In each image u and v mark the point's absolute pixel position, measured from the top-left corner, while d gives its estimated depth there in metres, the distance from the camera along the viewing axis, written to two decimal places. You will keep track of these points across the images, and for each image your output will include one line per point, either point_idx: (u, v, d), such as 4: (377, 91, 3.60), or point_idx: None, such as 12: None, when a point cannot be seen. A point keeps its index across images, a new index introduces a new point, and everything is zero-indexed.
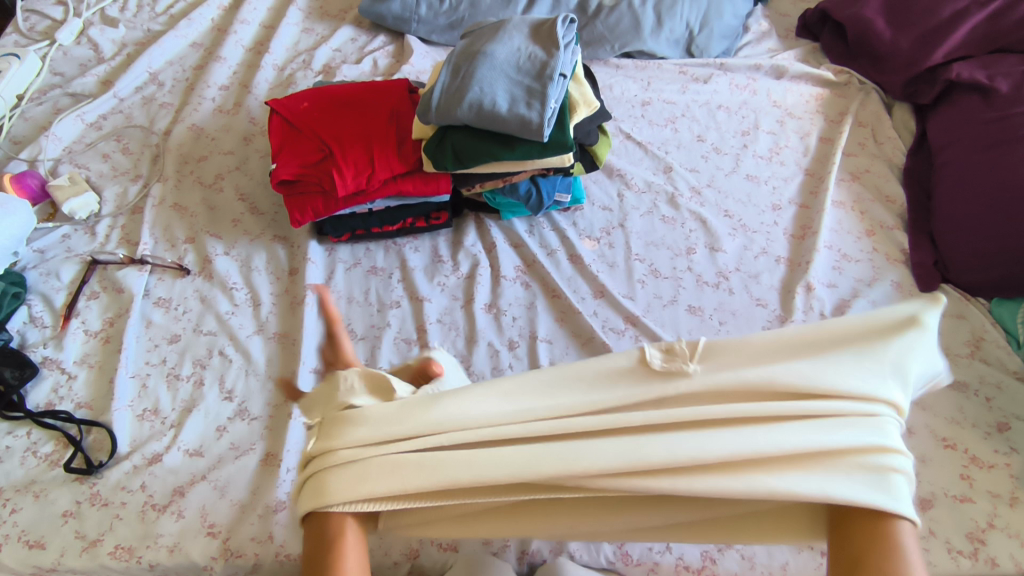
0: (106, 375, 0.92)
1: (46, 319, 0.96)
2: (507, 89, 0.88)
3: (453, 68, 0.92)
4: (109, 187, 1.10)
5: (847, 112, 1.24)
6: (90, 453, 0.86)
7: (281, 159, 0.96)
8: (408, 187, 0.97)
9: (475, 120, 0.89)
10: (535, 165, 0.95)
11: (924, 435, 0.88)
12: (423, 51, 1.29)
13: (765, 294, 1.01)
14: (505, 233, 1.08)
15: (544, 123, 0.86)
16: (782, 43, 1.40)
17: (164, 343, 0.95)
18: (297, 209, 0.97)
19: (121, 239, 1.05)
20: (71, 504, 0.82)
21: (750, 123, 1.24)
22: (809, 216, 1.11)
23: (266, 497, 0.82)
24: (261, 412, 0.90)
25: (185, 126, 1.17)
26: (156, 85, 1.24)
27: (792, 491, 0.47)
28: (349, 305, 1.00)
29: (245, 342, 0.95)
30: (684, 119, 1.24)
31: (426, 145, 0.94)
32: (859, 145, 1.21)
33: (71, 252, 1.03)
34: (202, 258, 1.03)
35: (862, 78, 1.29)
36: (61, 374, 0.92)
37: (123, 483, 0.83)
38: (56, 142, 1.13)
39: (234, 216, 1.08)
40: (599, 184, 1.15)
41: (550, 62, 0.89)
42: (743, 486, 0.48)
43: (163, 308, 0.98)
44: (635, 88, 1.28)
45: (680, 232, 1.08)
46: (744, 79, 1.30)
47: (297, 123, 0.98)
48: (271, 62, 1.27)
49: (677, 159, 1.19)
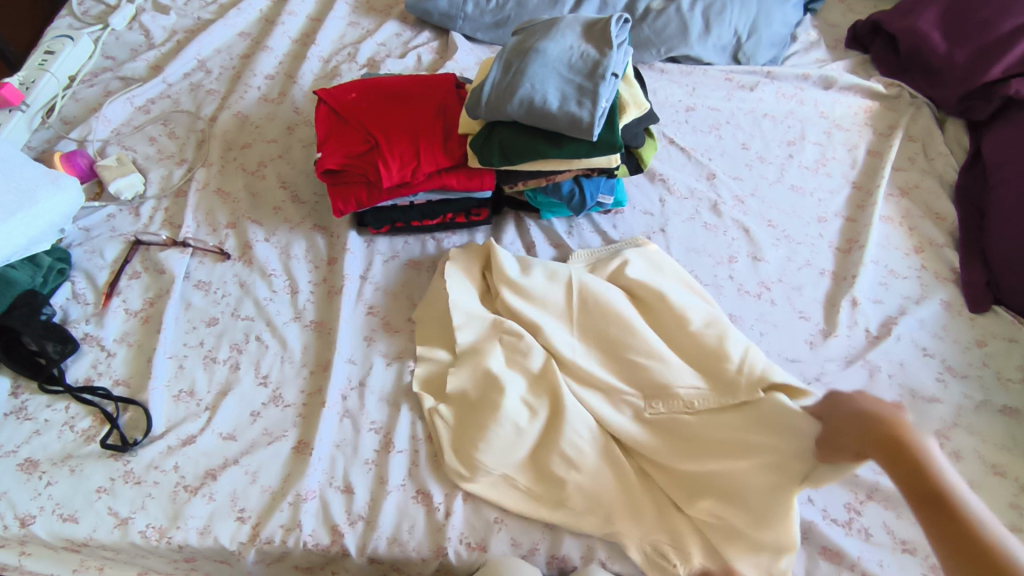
0: (144, 354, 0.92)
1: (88, 296, 0.97)
2: (558, 86, 0.87)
3: (504, 65, 0.91)
4: (154, 169, 1.11)
5: (897, 126, 1.21)
6: (126, 431, 0.86)
7: (327, 148, 0.96)
8: (452, 182, 0.96)
9: (526, 116, 0.88)
10: (581, 164, 0.94)
11: (973, 461, 0.85)
12: (468, 48, 1.29)
13: (808, 307, 1.00)
14: (545, 233, 1.07)
15: (594, 122, 0.85)
16: (831, 54, 1.37)
17: (202, 325, 0.95)
18: (340, 199, 0.97)
19: (164, 221, 1.06)
20: (106, 480, 0.82)
21: (796, 133, 1.22)
22: (856, 230, 1.09)
23: (298, 485, 0.82)
24: (295, 399, 0.90)
25: (231, 113, 1.18)
26: (204, 72, 1.25)
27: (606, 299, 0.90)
28: (385, 297, 0.99)
29: (282, 329, 0.95)
30: (729, 126, 1.22)
31: (472, 140, 0.93)
32: (908, 159, 1.18)
33: (115, 231, 1.04)
34: (243, 243, 1.03)
35: (913, 91, 1.25)
36: (101, 351, 0.92)
37: (156, 463, 0.84)
38: (106, 124, 1.15)
39: (276, 203, 1.08)
40: (640, 188, 1.13)
41: (602, 61, 0.88)
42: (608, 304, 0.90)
43: (202, 290, 0.98)
44: (680, 93, 1.26)
45: (722, 240, 1.07)
46: (791, 87, 1.27)
47: (344, 114, 0.98)
48: (317, 54, 1.27)
49: (720, 166, 1.17)
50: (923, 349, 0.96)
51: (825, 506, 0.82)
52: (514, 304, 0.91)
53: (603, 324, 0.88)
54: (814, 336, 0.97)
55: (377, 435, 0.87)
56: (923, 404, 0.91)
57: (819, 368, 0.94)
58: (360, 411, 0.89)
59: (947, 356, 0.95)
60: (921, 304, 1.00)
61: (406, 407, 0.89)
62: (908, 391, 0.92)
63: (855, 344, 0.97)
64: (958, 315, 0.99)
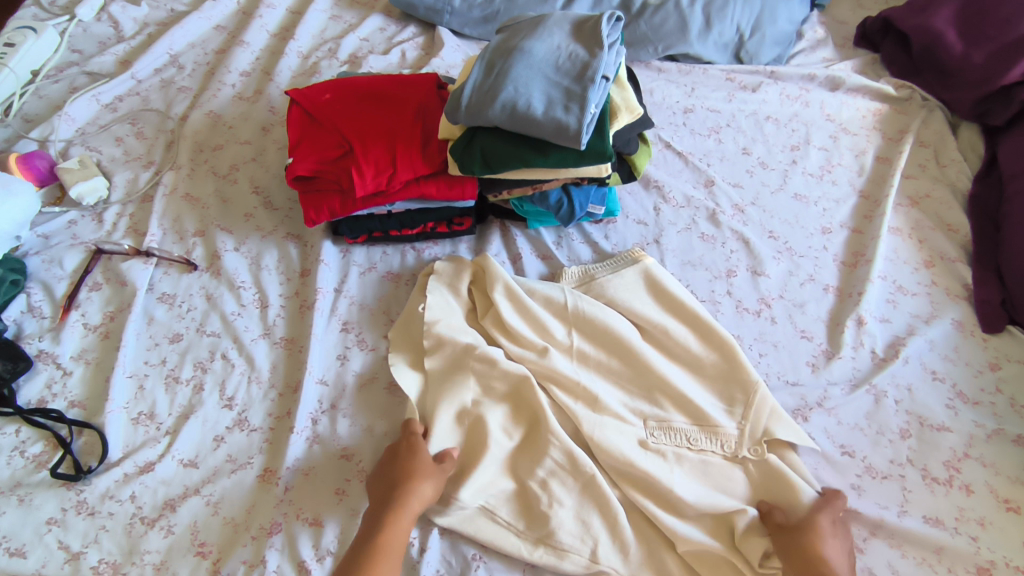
0: (103, 374, 0.87)
1: (45, 309, 0.92)
2: (544, 89, 0.81)
3: (487, 65, 0.85)
4: (119, 173, 1.05)
5: (907, 131, 1.15)
6: (80, 457, 0.81)
7: (298, 153, 0.90)
8: (432, 190, 0.90)
9: (508, 122, 0.81)
10: (569, 173, 0.87)
11: (984, 496, 0.80)
12: (455, 44, 1.22)
13: (810, 326, 0.94)
14: (532, 243, 1.01)
15: (582, 129, 0.78)
16: (838, 53, 1.30)
17: (165, 342, 0.90)
18: (312, 207, 0.91)
19: (128, 228, 1.00)
20: (56, 511, 0.77)
21: (801, 137, 1.15)
22: (862, 242, 1.03)
23: (262, 517, 0.77)
24: (261, 423, 0.84)
25: (203, 112, 1.12)
26: (176, 68, 1.19)
27: (606, 323, 0.85)
28: (360, 312, 0.94)
29: (250, 346, 0.89)
30: (729, 129, 1.16)
31: (452, 146, 0.87)
32: (918, 166, 1.12)
33: (76, 239, 0.98)
34: (211, 253, 0.97)
35: (925, 93, 1.19)
36: (56, 369, 0.87)
37: (112, 492, 0.78)
38: (69, 123, 1.09)
39: (247, 209, 1.02)
40: (634, 195, 1.07)
41: (592, 62, 0.81)
42: (608, 330, 0.85)
43: (167, 304, 0.93)
44: (678, 94, 1.20)
45: (720, 252, 1.01)
46: (796, 89, 1.21)
47: (317, 116, 0.92)
48: (296, 49, 1.21)
49: (719, 172, 1.11)
50: (932, 372, 0.90)
51: None
52: (508, 320, 0.86)
53: (604, 350, 0.85)
54: (816, 357, 0.91)
55: (348, 463, 0.81)
56: (932, 433, 0.85)
57: (821, 392, 0.88)
58: (331, 436, 0.83)
59: (957, 381, 0.89)
60: (931, 323, 0.94)
61: (380, 432, 0.83)
62: (915, 419, 0.86)
63: (859, 366, 0.91)
64: (970, 336, 0.93)
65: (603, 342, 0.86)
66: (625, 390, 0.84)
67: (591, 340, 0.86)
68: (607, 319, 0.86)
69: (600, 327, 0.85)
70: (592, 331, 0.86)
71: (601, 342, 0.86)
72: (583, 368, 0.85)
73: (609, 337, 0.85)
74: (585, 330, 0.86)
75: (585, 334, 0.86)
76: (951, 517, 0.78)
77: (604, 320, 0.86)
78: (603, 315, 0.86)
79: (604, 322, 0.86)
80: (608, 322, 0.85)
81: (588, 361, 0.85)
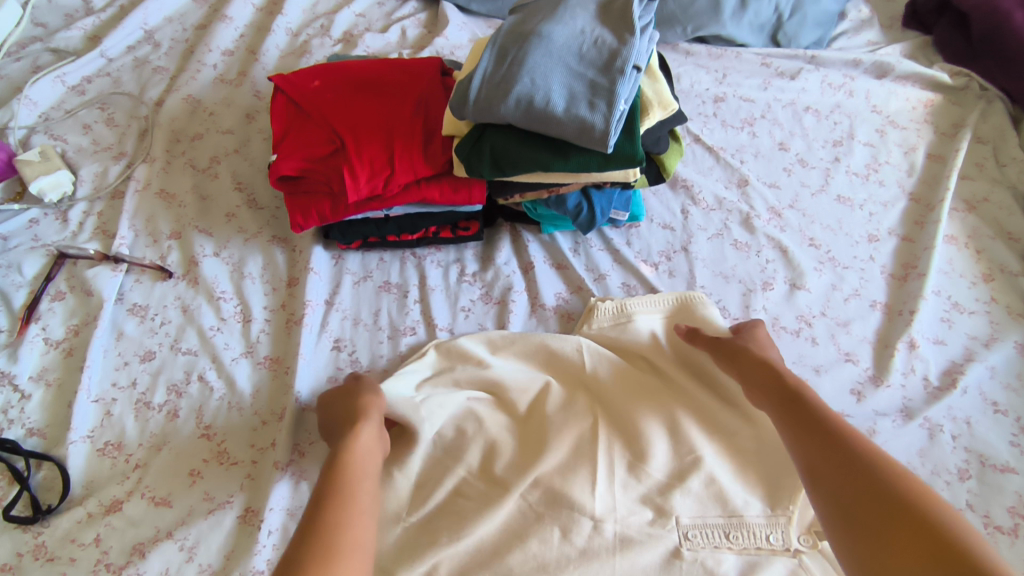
0: (65, 397, 0.77)
1: (1, 322, 0.82)
2: (565, 82, 0.69)
3: (498, 51, 0.73)
4: (86, 165, 0.94)
5: (964, 125, 1.03)
6: (38, 494, 0.72)
7: (283, 150, 0.79)
8: (434, 194, 0.80)
9: (523, 120, 0.70)
10: (591, 177, 0.77)
11: None
12: (461, 21, 1.10)
13: (856, 347, 0.84)
14: (546, 250, 0.91)
15: (610, 130, 0.67)
16: (885, 35, 1.17)
17: (136, 360, 0.80)
18: (299, 211, 0.81)
19: (96, 228, 0.90)
20: (11, 557, 0.68)
21: (844, 131, 1.04)
22: (914, 252, 0.92)
23: (241, 567, 0.68)
24: (242, 456, 0.75)
25: (180, 97, 1.00)
26: (151, 46, 1.07)
27: (607, 360, 0.79)
28: (354, 327, 0.84)
29: (230, 367, 0.80)
30: (765, 120, 1.04)
31: (458, 144, 0.76)
32: (975, 166, 1.00)
33: (38, 241, 0.88)
34: (188, 258, 0.87)
35: (983, 81, 1.07)
36: (12, 391, 0.77)
37: (74, 535, 0.69)
38: (31, 107, 0.98)
39: (229, 208, 0.92)
40: (659, 195, 0.96)
41: (622, 50, 0.70)
42: (610, 369, 0.78)
43: (138, 317, 0.83)
44: (708, 80, 1.08)
45: (755, 262, 0.90)
46: (839, 76, 1.09)
47: (304, 106, 0.81)
48: (284, 25, 1.09)
49: (754, 170, 1.00)
50: (993, 404, 0.80)
51: None
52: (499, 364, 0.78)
53: (613, 392, 0.76)
54: (861, 384, 0.82)
55: None
56: (994, 475, 0.75)
57: (870, 424, 0.78)
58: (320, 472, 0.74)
59: (1022, 414, 0.80)
60: (991, 348, 0.84)
61: None
62: (975, 457, 0.77)
63: (911, 395, 0.81)
64: None
65: (609, 383, 0.77)
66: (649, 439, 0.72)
67: (594, 378, 0.78)
68: (605, 357, 0.79)
69: (600, 365, 0.78)
70: (594, 367, 0.78)
71: (607, 383, 0.77)
72: (593, 410, 0.75)
73: (611, 376, 0.78)
74: (586, 366, 0.78)
75: (586, 374, 0.78)
76: None
77: (603, 357, 0.79)
78: (600, 353, 0.79)
79: (607, 359, 0.79)
80: (607, 360, 0.79)
81: (595, 404, 0.76)
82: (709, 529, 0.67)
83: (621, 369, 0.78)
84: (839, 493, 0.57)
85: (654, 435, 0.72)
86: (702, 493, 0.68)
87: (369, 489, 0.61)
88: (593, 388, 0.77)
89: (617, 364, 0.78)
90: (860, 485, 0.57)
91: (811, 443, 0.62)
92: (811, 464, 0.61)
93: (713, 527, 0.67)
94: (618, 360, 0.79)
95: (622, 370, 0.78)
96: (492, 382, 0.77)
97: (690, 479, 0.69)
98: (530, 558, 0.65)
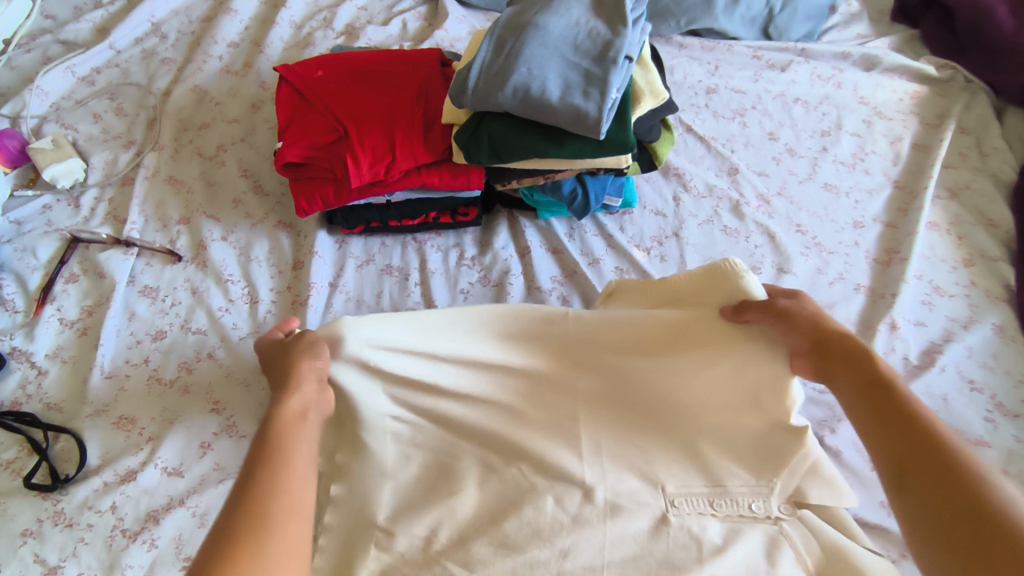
0: (80, 373, 0.81)
1: (18, 302, 0.85)
2: (560, 72, 0.73)
3: (496, 42, 0.76)
4: (97, 153, 0.97)
5: (948, 116, 1.06)
6: (57, 464, 0.75)
7: (288, 137, 0.82)
8: (434, 180, 0.83)
9: (520, 108, 0.73)
10: (585, 164, 0.80)
11: None
12: (460, 15, 1.13)
13: None
14: (543, 235, 0.94)
15: (603, 117, 0.70)
16: (874, 28, 1.20)
17: (148, 339, 0.83)
18: (303, 197, 0.84)
19: (108, 214, 0.93)
20: (31, 522, 0.71)
21: (832, 121, 1.07)
22: (897, 237, 0.95)
23: None
24: (251, 429, 0.78)
25: (187, 87, 1.03)
26: (158, 38, 1.10)
27: (596, 328, 0.71)
28: (357, 309, 0.87)
29: (238, 346, 0.83)
30: (755, 111, 1.07)
31: (457, 132, 0.79)
32: (959, 155, 1.04)
33: (51, 226, 0.91)
34: (196, 242, 0.90)
35: (969, 74, 1.10)
36: (30, 368, 0.81)
37: (91, 502, 0.73)
38: (42, 97, 1.01)
39: (236, 194, 0.95)
40: (652, 183, 0.99)
41: (615, 42, 0.73)
42: (601, 335, 0.71)
43: (149, 298, 0.86)
44: (700, 72, 1.11)
45: (744, 247, 0.94)
46: (828, 68, 1.12)
47: (309, 96, 0.84)
48: (288, 18, 1.12)
49: (744, 159, 1.03)
50: (970, 382, 0.84)
51: None
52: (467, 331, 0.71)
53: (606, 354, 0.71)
54: None
55: None
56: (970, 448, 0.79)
57: None
58: None
59: (997, 391, 0.83)
60: (970, 329, 0.87)
61: None
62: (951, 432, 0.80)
63: None
64: (1012, 343, 0.87)
65: (602, 345, 0.71)
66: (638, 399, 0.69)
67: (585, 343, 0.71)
68: (589, 326, 0.72)
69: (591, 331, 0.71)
70: (588, 332, 0.71)
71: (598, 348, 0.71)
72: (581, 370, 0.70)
73: (602, 343, 0.71)
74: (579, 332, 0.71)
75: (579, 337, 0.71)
76: None
77: (591, 325, 0.72)
78: (588, 320, 0.72)
79: (595, 327, 0.71)
80: (596, 328, 0.71)
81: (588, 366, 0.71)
82: (694, 495, 0.64)
83: (611, 336, 0.71)
84: (918, 491, 0.48)
85: (644, 395, 0.68)
86: (679, 456, 0.66)
87: (305, 451, 0.55)
88: (586, 351, 0.71)
89: (610, 330, 0.71)
90: (939, 484, 0.47)
91: (893, 433, 0.52)
92: (896, 458, 0.51)
93: (693, 491, 0.64)
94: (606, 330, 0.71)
95: (610, 337, 0.71)
96: (471, 354, 0.70)
97: (674, 447, 0.66)
98: (523, 522, 0.61)
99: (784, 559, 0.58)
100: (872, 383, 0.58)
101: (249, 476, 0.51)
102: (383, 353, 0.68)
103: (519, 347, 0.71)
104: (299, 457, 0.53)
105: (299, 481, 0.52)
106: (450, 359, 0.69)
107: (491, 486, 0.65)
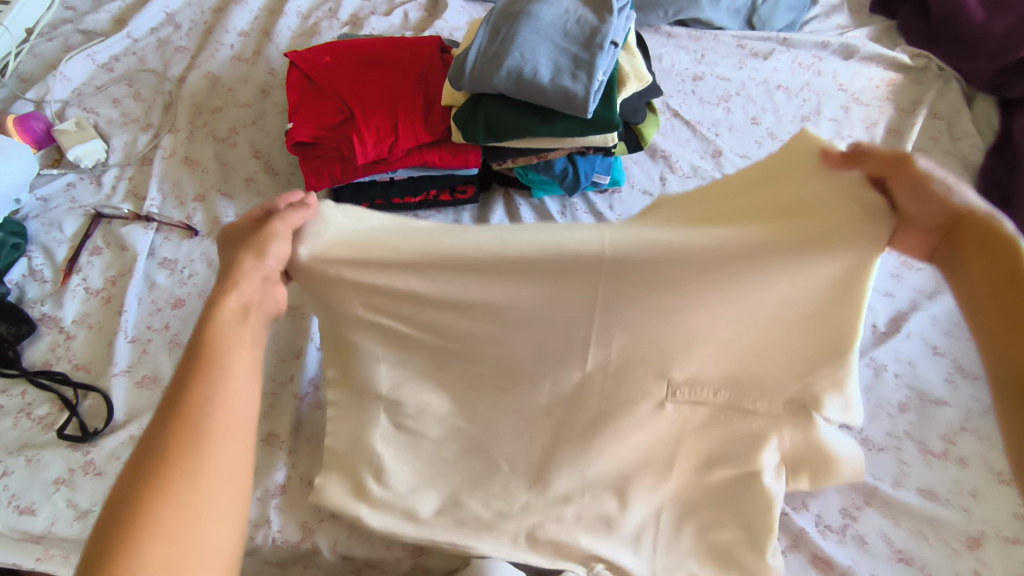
0: (106, 337, 0.87)
1: (46, 273, 0.91)
2: (551, 56, 0.79)
3: (492, 29, 0.82)
4: (117, 135, 1.03)
5: (921, 102, 1.12)
6: (86, 419, 0.82)
7: (298, 118, 0.88)
8: (434, 159, 0.89)
9: (514, 89, 0.79)
10: (574, 143, 0.86)
11: (979, 469, 0.80)
12: (459, 6, 1.19)
13: None
14: (536, 212, 1.00)
15: (589, 98, 0.77)
16: (853, 20, 1.26)
17: (168, 307, 0.90)
18: (313, 174, 0.90)
19: (128, 192, 0.99)
20: (64, 471, 0.78)
21: (811, 107, 1.13)
22: None
23: (265, 480, 0.77)
24: (264, 388, 0.84)
25: (201, 74, 1.09)
26: (172, 27, 1.16)
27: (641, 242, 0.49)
28: None
29: None
30: (739, 97, 1.13)
31: (456, 112, 0.85)
32: (930, 139, 1.09)
33: (76, 203, 0.97)
34: (212, 218, 0.97)
35: (942, 62, 1.16)
36: (59, 333, 0.87)
37: (119, 453, 0.79)
38: (64, 83, 1.07)
39: (248, 174, 1.01)
40: (639, 165, 1.05)
41: (601, 28, 0.79)
42: (653, 251, 0.49)
43: (168, 269, 0.93)
44: (688, 61, 1.17)
45: None
46: (808, 57, 1.18)
47: (317, 80, 0.90)
48: (295, 9, 1.17)
49: (728, 142, 1.09)
50: (934, 347, 0.90)
51: (819, 512, 0.79)
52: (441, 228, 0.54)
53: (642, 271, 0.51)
54: None
55: None
56: (930, 407, 0.85)
57: None
58: None
59: (958, 356, 0.89)
60: (935, 299, 0.94)
61: None
62: (914, 392, 0.87)
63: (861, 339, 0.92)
64: None
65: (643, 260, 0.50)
66: (677, 307, 0.55)
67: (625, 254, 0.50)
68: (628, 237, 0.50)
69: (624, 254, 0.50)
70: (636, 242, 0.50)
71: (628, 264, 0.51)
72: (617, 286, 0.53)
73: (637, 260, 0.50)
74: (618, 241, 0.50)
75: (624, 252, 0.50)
76: (944, 488, 0.79)
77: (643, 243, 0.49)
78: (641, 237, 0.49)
79: (636, 243, 0.50)
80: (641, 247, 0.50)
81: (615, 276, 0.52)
82: (703, 390, 0.64)
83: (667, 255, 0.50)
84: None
85: (684, 304, 0.55)
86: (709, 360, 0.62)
87: (245, 360, 0.48)
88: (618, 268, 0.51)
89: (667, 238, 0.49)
90: None
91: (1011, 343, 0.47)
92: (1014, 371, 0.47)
93: (704, 388, 0.64)
94: (661, 246, 0.49)
95: (660, 257, 0.50)
96: (459, 250, 0.52)
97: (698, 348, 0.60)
98: (517, 423, 0.67)
99: (767, 450, 0.67)
100: (1012, 281, 0.47)
101: (160, 440, 0.42)
102: (341, 254, 0.53)
103: (532, 234, 0.51)
104: (226, 412, 0.45)
105: (221, 445, 0.44)
106: (421, 256, 0.52)
107: (501, 393, 0.66)
